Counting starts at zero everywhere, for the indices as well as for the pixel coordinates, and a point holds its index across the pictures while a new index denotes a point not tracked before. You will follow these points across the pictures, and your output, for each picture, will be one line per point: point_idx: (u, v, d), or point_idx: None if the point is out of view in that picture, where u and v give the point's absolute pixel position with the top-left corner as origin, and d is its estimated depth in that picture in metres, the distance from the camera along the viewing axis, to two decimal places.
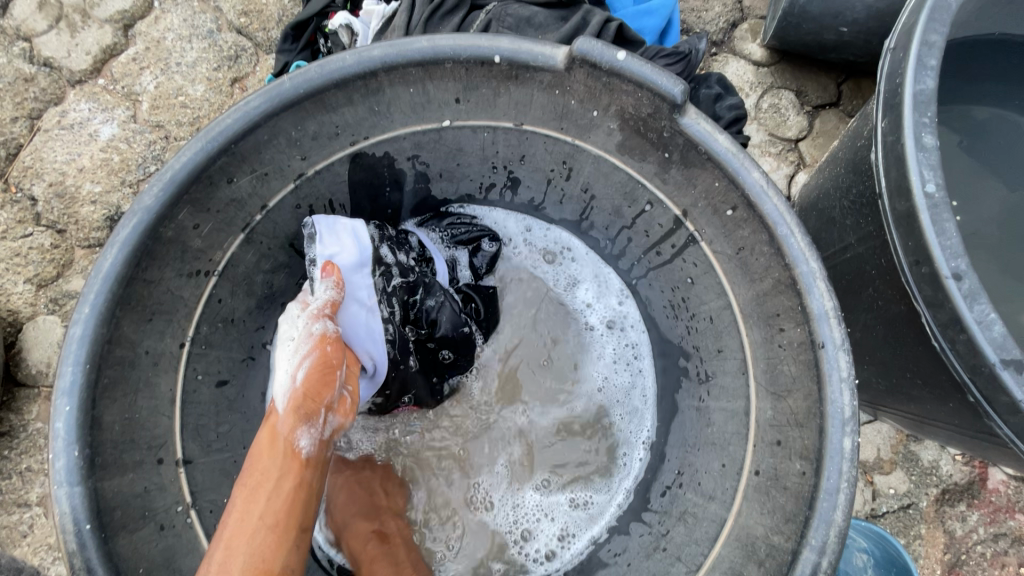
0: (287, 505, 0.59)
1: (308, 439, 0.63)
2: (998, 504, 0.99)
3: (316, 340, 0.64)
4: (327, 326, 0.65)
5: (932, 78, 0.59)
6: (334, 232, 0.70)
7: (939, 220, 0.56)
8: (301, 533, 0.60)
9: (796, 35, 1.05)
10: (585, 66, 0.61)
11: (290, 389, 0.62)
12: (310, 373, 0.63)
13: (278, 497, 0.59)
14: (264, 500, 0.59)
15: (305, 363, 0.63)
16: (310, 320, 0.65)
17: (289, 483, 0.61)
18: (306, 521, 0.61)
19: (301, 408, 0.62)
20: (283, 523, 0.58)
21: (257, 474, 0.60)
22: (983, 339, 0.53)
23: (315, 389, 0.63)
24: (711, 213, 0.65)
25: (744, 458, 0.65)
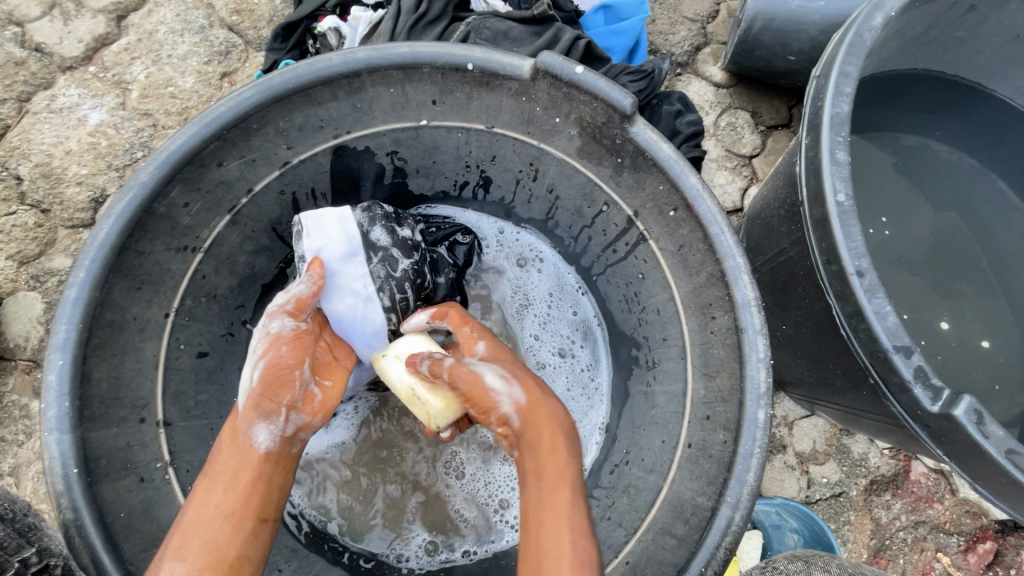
0: (246, 497, 0.61)
1: (266, 436, 0.64)
2: (919, 494, 1.09)
3: (272, 341, 0.66)
4: (285, 325, 0.67)
5: (847, 103, 0.69)
6: (320, 227, 0.73)
7: (847, 225, 0.65)
8: (258, 524, 0.61)
9: (751, 60, 1.15)
10: (547, 78, 0.69)
11: (247, 388, 0.65)
12: (264, 373, 0.64)
13: (237, 488, 0.61)
14: (221, 492, 0.61)
15: (260, 364, 0.65)
16: (270, 319, 0.67)
17: (248, 476, 0.63)
18: (267, 512, 0.63)
19: (258, 406, 0.64)
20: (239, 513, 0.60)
21: (217, 467, 0.63)
22: (879, 327, 0.62)
23: (269, 387, 0.64)
24: (658, 214, 0.73)
25: (679, 433, 0.72)
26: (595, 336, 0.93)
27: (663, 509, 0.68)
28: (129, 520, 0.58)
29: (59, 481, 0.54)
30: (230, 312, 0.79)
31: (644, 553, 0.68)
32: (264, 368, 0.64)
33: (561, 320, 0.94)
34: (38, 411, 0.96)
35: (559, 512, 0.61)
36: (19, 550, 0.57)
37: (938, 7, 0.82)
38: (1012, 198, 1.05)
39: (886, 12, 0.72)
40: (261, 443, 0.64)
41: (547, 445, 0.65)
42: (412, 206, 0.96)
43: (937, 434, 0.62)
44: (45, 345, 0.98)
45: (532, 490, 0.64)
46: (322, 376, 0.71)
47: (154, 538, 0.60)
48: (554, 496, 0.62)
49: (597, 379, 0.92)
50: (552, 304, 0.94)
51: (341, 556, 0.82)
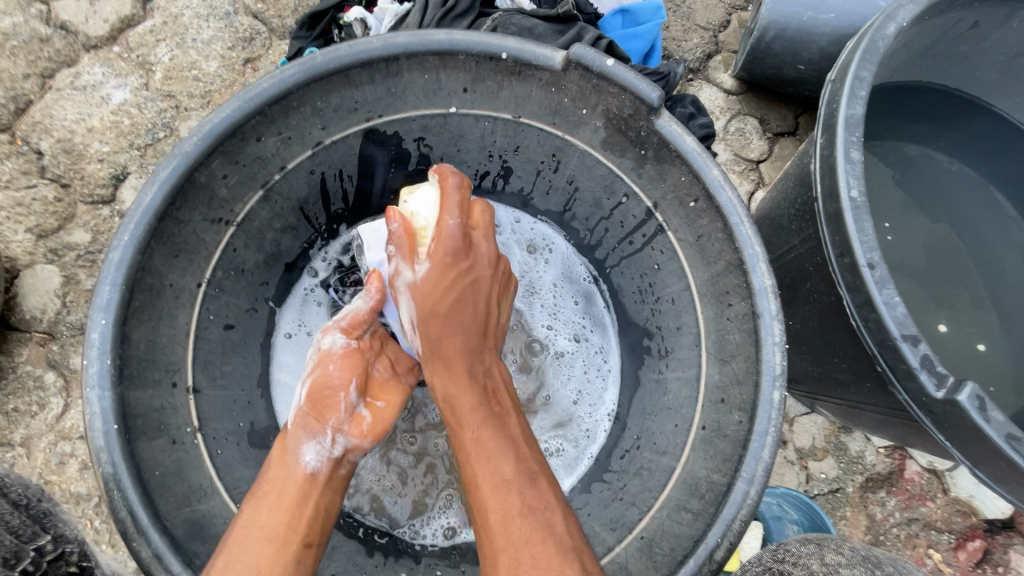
0: (289, 522, 0.61)
1: (313, 455, 0.66)
2: (912, 492, 1.12)
3: (321, 359, 0.70)
4: (336, 343, 0.71)
5: (861, 105, 0.72)
6: (382, 238, 0.77)
7: (860, 220, 0.68)
8: (302, 548, 0.60)
9: (761, 68, 1.19)
10: (578, 69, 0.72)
11: (297, 404, 0.69)
12: (312, 391, 0.68)
13: (283, 508, 0.62)
14: (266, 513, 0.61)
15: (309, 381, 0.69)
16: (323, 337, 0.72)
17: (295, 494, 0.63)
18: (311, 536, 0.62)
19: (308, 424, 0.67)
20: (281, 538, 0.60)
21: (267, 487, 0.64)
22: (889, 317, 0.65)
23: (316, 404, 0.68)
24: (678, 205, 0.76)
25: (693, 416, 0.74)
26: (603, 318, 0.96)
27: (677, 487, 0.71)
28: (163, 479, 0.61)
29: (99, 435, 0.56)
30: (255, 288, 0.80)
31: (659, 529, 0.71)
32: (312, 384, 0.68)
33: (570, 310, 0.96)
34: (52, 383, 0.96)
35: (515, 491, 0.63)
36: (30, 539, 0.46)
37: (945, 22, 0.86)
38: (1007, 209, 1.09)
39: (899, 21, 0.76)
40: (308, 462, 0.66)
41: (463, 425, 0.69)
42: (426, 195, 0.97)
43: (940, 419, 0.66)
44: (61, 318, 0.99)
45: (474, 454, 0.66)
46: (373, 396, 0.73)
47: (186, 497, 0.63)
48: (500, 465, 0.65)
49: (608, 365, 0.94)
50: (567, 289, 0.97)
51: (357, 530, 0.82)
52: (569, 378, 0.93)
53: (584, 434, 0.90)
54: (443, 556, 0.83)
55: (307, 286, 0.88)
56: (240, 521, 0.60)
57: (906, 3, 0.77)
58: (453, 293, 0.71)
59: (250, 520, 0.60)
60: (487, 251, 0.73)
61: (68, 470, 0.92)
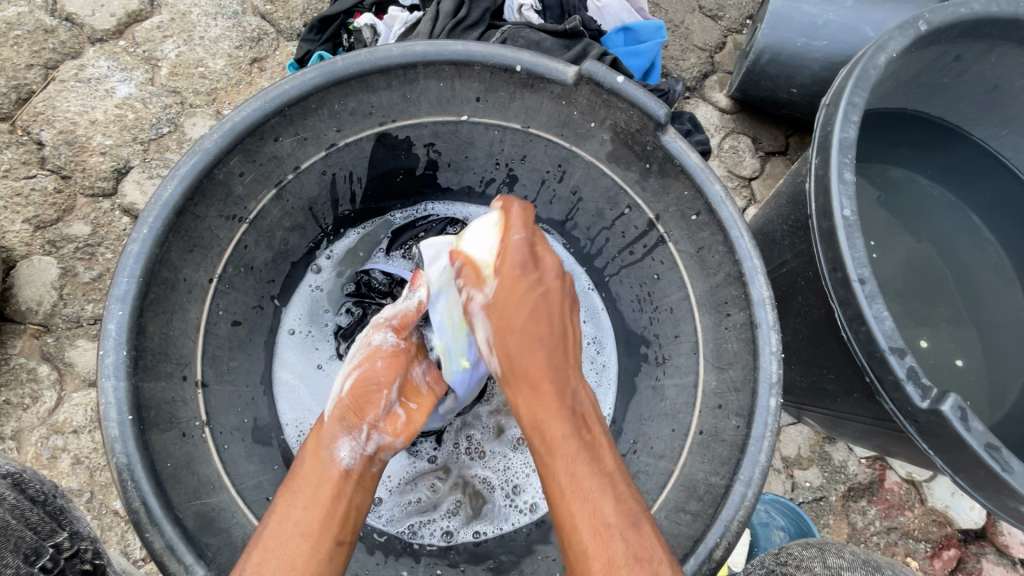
0: (325, 517, 0.61)
1: (347, 451, 0.66)
2: (892, 501, 1.16)
3: (369, 352, 0.74)
4: (385, 340, 0.75)
5: (853, 129, 0.76)
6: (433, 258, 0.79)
7: (852, 238, 0.72)
8: (336, 546, 0.60)
9: (755, 89, 1.24)
10: (589, 84, 0.74)
11: (338, 397, 0.70)
12: (354, 386, 0.70)
13: (317, 504, 0.62)
14: (301, 510, 0.61)
15: (353, 375, 0.72)
16: (372, 333, 0.76)
17: (329, 490, 0.63)
18: (344, 534, 0.61)
19: (344, 419, 0.68)
20: (320, 533, 0.60)
21: (304, 478, 0.64)
22: (878, 330, 0.69)
23: (356, 400, 0.69)
24: (680, 218, 0.79)
25: (690, 422, 0.77)
26: (597, 321, 0.99)
27: (676, 489, 0.73)
28: (175, 470, 0.62)
29: (113, 425, 0.57)
30: (262, 285, 0.81)
31: (658, 530, 0.73)
32: (358, 377, 0.71)
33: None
34: (46, 375, 0.95)
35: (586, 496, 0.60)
36: (50, 535, 0.48)
37: (929, 54, 0.92)
38: (984, 233, 1.15)
39: (888, 52, 0.80)
40: (343, 457, 0.66)
41: (545, 390, 0.66)
42: (413, 199, 0.97)
43: (925, 428, 0.69)
44: (57, 310, 0.98)
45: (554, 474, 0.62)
46: (408, 398, 0.74)
47: (196, 490, 0.64)
48: (566, 451, 0.63)
49: (599, 356, 0.98)
50: None
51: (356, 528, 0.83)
52: None
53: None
54: (443, 556, 0.84)
55: (311, 282, 0.89)
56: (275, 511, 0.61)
57: (896, 36, 0.81)
58: (528, 302, 0.69)
59: (287, 510, 0.61)
60: (552, 262, 0.72)
61: (60, 465, 0.91)
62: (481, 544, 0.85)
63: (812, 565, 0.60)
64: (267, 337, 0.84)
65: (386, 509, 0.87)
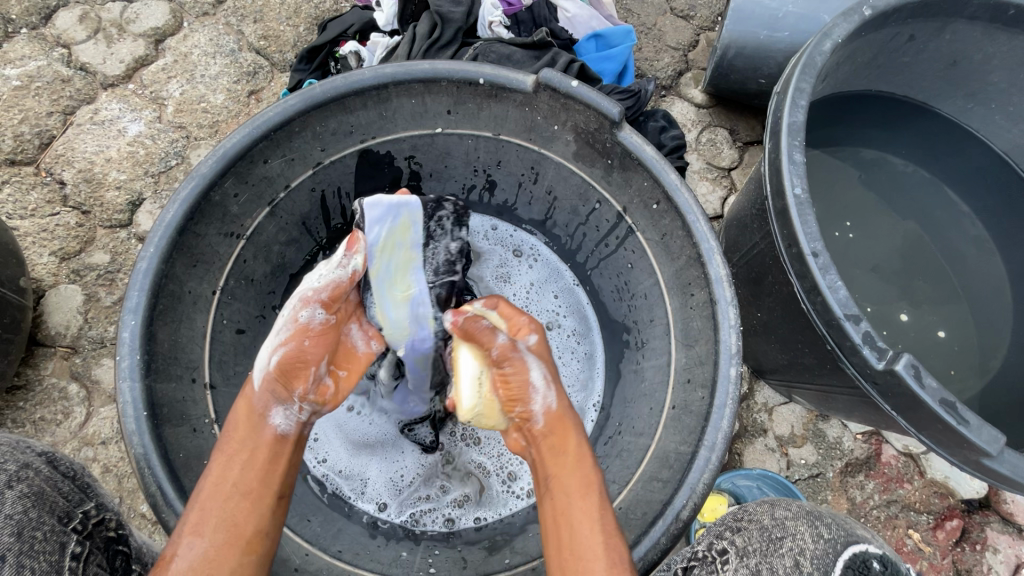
0: (262, 479, 0.66)
1: (281, 418, 0.70)
2: (890, 475, 1.16)
3: (296, 330, 0.73)
4: (313, 316, 0.74)
5: (801, 113, 0.81)
6: (375, 219, 0.84)
7: (804, 215, 0.77)
8: (276, 501, 0.66)
9: (726, 83, 1.28)
10: (547, 90, 0.80)
11: (265, 369, 0.71)
12: (282, 361, 0.70)
13: (253, 468, 0.66)
14: (239, 472, 0.65)
15: (279, 350, 0.71)
16: (299, 308, 0.74)
17: (264, 455, 0.67)
18: (284, 489, 0.67)
19: (273, 391, 0.70)
20: (261, 494, 0.65)
21: (238, 443, 0.67)
22: (833, 299, 0.74)
23: (284, 373, 0.70)
24: (643, 208, 0.85)
25: (665, 399, 0.82)
26: (579, 312, 1.04)
27: (652, 461, 0.79)
28: (186, 460, 0.69)
29: (131, 421, 0.64)
30: (263, 296, 0.89)
31: (634, 499, 0.77)
32: (284, 354, 0.71)
33: (541, 300, 1.05)
34: (75, 393, 1.04)
35: (589, 515, 0.66)
36: (79, 503, 0.58)
37: (882, 37, 0.95)
38: (962, 206, 1.17)
39: (833, 38, 0.84)
40: (276, 424, 0.69)
41: (571, 453, 0.72)
42: None
43: (884, 389, 0.73)
44: (83, 333, 1.07)
45: (558, 497, 0.69)
46: (338, 366, 0.77)
47: None
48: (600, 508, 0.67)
49: (580, 345, 1.03)
50: (543, 289, 1.06)
51: (362, 517, 0.90)
52: None
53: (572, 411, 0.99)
54: (444, 539, 0.89)
55: None
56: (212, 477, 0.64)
57: (841, 22, 0.85)
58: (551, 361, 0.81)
59: (225, 476, 0.64)
60: None
61: (91, 473, 0.99)
62: (481, 530, 0.90)
63: (761, 518, 0.64)
64: None
65: (391, 509, 0.92)
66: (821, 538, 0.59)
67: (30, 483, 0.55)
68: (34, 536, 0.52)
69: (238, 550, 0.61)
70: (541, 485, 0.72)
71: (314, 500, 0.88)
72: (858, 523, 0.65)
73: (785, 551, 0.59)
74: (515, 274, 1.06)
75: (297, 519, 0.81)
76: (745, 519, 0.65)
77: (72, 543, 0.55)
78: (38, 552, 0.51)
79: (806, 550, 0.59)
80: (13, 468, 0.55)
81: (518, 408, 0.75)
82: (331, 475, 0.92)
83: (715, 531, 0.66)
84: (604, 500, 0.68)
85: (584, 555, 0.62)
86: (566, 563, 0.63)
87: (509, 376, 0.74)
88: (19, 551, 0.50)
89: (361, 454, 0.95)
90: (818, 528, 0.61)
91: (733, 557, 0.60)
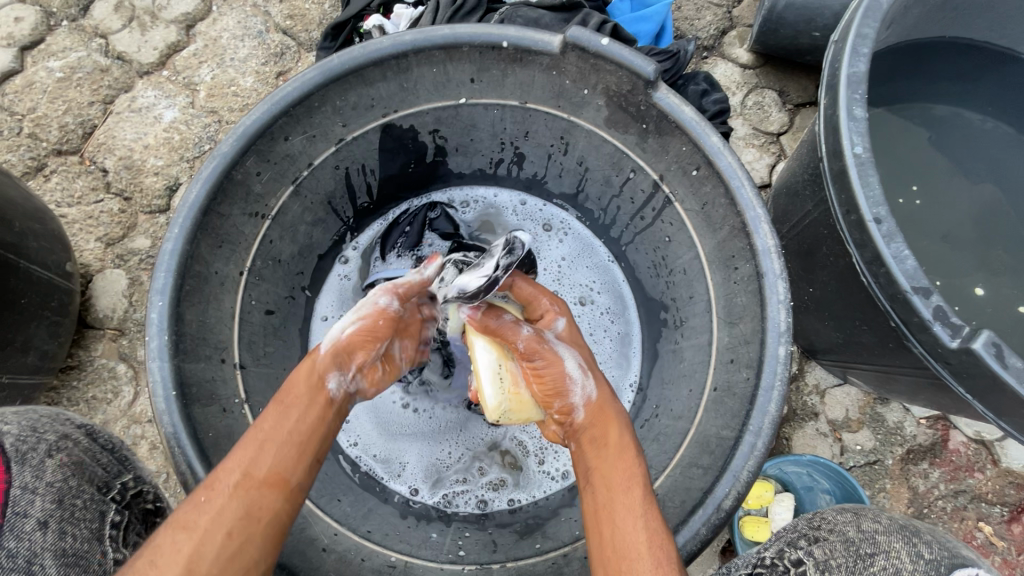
0: (292, 427, 0.62)
1: (335, 382, 0.67)
2: (959, 463, 1.06)
3: (374, 311, 0.72)
4: (389, 302, 0.74)
5: (864, 63, 0.72)
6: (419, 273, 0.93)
7: (865, 176, 0.69)
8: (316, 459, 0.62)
9: (775, 38, 1.17)
10: (576, 51, 0.75)
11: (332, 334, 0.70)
12: (356, 332, 0.70)
13: (306, 420, 0.63)
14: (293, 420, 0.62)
15: (357, 322, 0.71)
16: (381, 294, 0.74)
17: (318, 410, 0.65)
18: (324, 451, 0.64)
19: (337, 354, 0.68)
20: (308, 442, 0.62)
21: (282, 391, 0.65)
22: (898, 270, 0.66)
23: (351, 345, 0.69)
24: (682, 175, 0.78)
25: (706, 379, 0.77)
26: (613, 289, 0.99)
27: (691, 446, 0.74)
28: (217, 439, 0.71)
29: (161, 400, 0.65)
30: (292, 277, 0.89)
31: (672, 486, 0.73)
32: (360, 326, 0.71)
33: (573, 276, 1.01)
34: (124, 373, 1.08)
35: (633, 510, 0.59)
36: (119, 474, 0.62)
37: None
38: None
39: None
40: (331, 386, 0.67)
41: (613, 445, 0.65)
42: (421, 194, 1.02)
43: (958, 369, 0.66)
44: (128, 315, 1.11)
45: (600, 490, 0.62)
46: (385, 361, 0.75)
47: None
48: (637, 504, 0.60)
49: (614, 322, 0.98)
50: (573, 264, 1.01)
51: (395, 497, 0.90)
52: None
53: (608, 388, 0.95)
54: (476, 521, 0.88)
55: (340, 272, 0.97)
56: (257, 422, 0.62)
57: None
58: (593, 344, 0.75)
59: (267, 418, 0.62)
60: None
61: (140, 450, 1.04)
62: (515, 512, 0.89)
63: (845, 529, 0.58)
64: (301, 325, 0.93)
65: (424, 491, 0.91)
66: (921, 559, 0.53)
67: (70, 453, 0.59)
68: (74, 504, 0.56)
69: (268, 486, 0.58)
70: (581, 479, 0.67)
71: (345, 479, 0.88)
72: (963, 543, 0.58)
73: (877, 570, 0.53)
74: (544, 249, 1.01)
75: (327, 499, 0.81)
76: (823, 529, 0.59)
77: (112, 511, 0.58)
78: (80, 519, 0.56)
79: (903, 571, 0.53)
80: (51, 439, 0.59)
81: (556, 402, 0.70)
82: (366, 456, 0.92)
83: (786, 537, 0.59)
84: (651, 494, 0.61)
85: (626, 554, 0.57)
86: (608, 562, 0.57)
87: (541, 369, 0.70)
88: (61, 518, 0.54)
89: (395, 435, 0.94)
90: (917, 548, 0.55)
91: (812, 570, 0.54)
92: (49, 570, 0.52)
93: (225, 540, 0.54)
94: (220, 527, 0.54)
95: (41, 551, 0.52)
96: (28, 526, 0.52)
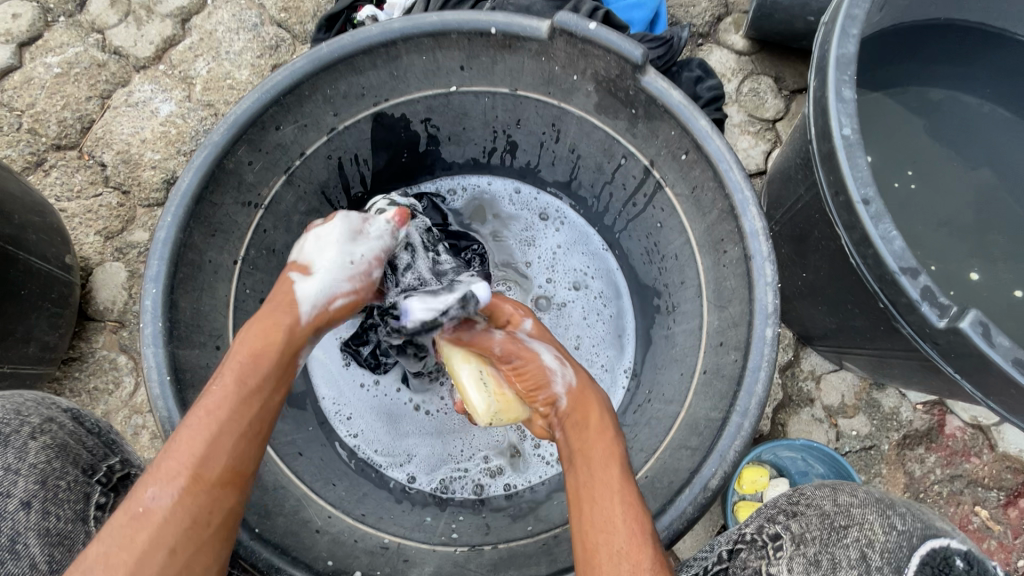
0: (248, 419, 0.59)
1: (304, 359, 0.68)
2: (955, 448, 1.06)
3: (366, 283, 0.73)
4: (376, 276, 0.75)
5: (853, 44, 0.71)
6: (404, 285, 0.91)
7: (853, 157, 0.69)
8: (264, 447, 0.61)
9: (770, 24, 1.16)
10: (564, 36, 0.75)
11: (318, 308, 0.67)
12: (343, 306, 0.70)
13: (256, 414, 0.60)
14: (244, 416, 0.59)
15: (347, 293, 0.70)
16: (373, 266, 0.74)
17: (263, 400, 0.60)
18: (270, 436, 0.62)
19: (318, 326, 0.68)
20: (254, 435, 0.59)
21: (228, 377, 0.60)
22: (886, 251, 0.66)
23: (331, 317, 0.69)
24: (672, 160, 0.78)
25: (696, 363, 0.78)
26: (606, 275, 1.00)
27: (680, 428, 0.75)
28: None
29: (155, 385, 0.66)
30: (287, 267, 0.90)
31: (662, 467, 0.74)
32: (348, 301, 0.70)
33: (568, 261, 1.01)
34: (124, 364, 1.10)
35: (610, 488, 0.60)
36: (105, 458, 0.63)
37: None
38: None
39: None
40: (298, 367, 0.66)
41: (594, 425, 0.66)
42: (414, 182, 1.03)
43: (946, 349, 0.66)
44: (128, 308, 1.12)
45: (581, 467, 0.63)
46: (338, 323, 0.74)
47: None
48: (612, 486, 0.60)
49: (607, 308, 0.99)
50: (566, 251, 1.01)
51: (389, 483, 0.91)
52: (568, 322, 0.98)
53: (603, 368, 0.96)
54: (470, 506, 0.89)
55: None
56: (195, 412, 0.58)
57: None
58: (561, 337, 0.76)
59: (212, 409, 0.58)
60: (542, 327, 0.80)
61: (141, 439, 1.05)
62: (511, 497, 0.90)
63: (821, 503, 0.57)
64: None
65: (422, 479, 0.92)
66: (894, 531, 0.54)
67: (53, 436, 0.60)
68: (57, 485, 0.57)
69: (217, 489, 0.56)
70: (563, 458, 0.67)
71: (340, 465, 0.89)
72: (938, 516, 0.58)
73: (850, 541, 0.53)
74: (540, 237, 1.02)
75: (322, 483, 0.82)
76: (801, 503, 0.58)
77: (96, 494, 0.60)
78: (64, 500, 0.57)
79: (876, 541, 0.53)
80: (36, 422, 0.60)
81: (540, 395, 0.70)
82: (365, 446, 0.93)
83: (765, 513, 0.60)
84: (629, 473, 0.62)
85: (603, 528, 0.58)
86: (582, 534, 0.59)
87: (522, 367, 0.70)
88: (45, 499, 0.56)
89: (394, 425, 0.95)
90: (891, 519, 0.55)
91: (788, 544, 0.55)
92: (34, 549, 0.54)
93: (169, 556, 0.52)
94: (164, 543, 0.52)
95: (25, 530, 0.54)
96: (11, 506, 0.54)
